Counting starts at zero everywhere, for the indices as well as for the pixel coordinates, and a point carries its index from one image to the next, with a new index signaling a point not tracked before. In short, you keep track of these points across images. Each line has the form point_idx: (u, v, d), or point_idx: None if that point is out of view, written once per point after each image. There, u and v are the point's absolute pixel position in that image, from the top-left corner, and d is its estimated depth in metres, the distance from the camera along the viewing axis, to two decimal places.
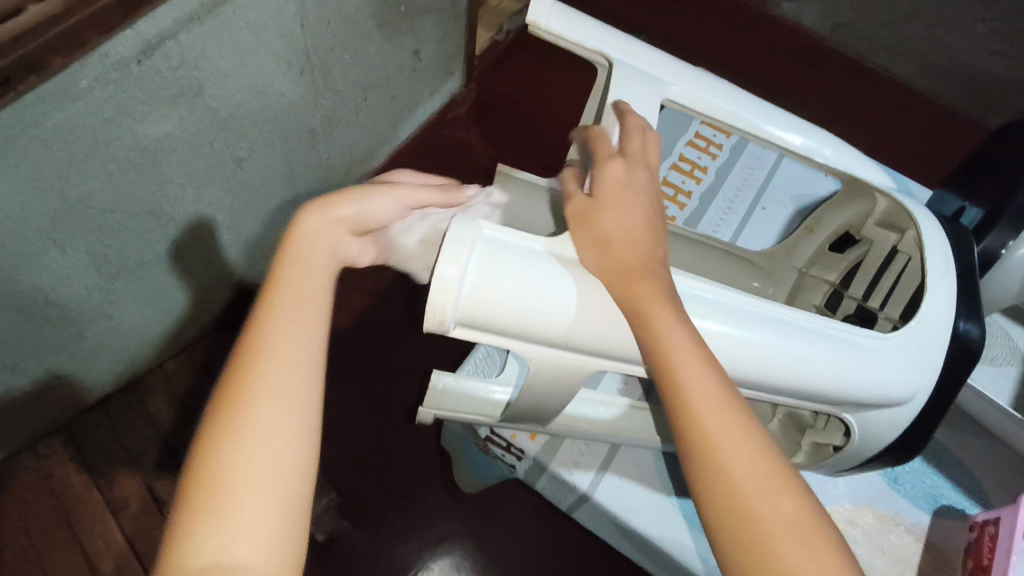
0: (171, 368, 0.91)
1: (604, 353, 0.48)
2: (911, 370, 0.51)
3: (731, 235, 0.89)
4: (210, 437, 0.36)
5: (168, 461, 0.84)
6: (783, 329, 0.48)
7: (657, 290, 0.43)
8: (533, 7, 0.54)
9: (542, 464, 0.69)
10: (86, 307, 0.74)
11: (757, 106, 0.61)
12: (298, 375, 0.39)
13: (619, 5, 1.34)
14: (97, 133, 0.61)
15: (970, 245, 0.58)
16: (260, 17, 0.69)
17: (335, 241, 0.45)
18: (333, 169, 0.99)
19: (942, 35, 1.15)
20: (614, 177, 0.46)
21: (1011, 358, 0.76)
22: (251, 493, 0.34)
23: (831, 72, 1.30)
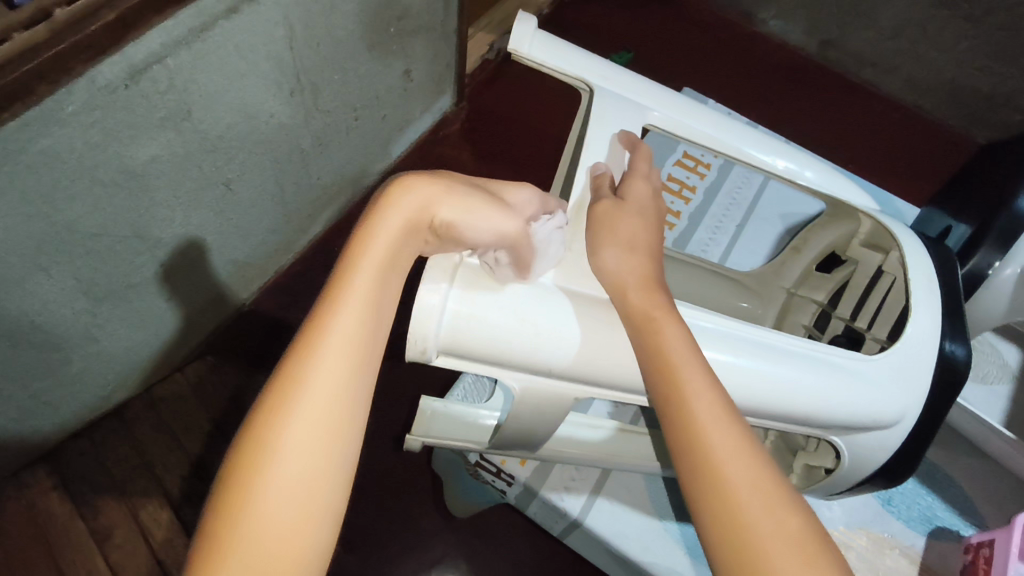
0: (157, 393, 0.89)
1: (592, 382, 0.48)
2: (898, 392, 0.51)
3: (720, 256, 0.89)
4: (245, 448, 0.34)
5: (154, 486, 0.83)
6: (768, 353, 0.48)
7: (661, 306, 0.45)
8: (514, 35, 0.54)
9: (532, 489, 0.68)
10: (73, 331, 0.73)
11: (740, 130, 0.61)
12: (348, 391, 0.36)
13: (608, 23, 1.35)
14: (84, 158, 0.61)
15: (954, 265, 0.58)
16: (249, 41, 0.69)
17: (407, 243, 0.41)
18: (323, 189, 0.99)
19: (927, 51, 1.17)
20: (639, 195, 0.50)
21: (1001, 376, 0.77)
22: (275, 515, 0.32)
23: (821, 89, 1.31)
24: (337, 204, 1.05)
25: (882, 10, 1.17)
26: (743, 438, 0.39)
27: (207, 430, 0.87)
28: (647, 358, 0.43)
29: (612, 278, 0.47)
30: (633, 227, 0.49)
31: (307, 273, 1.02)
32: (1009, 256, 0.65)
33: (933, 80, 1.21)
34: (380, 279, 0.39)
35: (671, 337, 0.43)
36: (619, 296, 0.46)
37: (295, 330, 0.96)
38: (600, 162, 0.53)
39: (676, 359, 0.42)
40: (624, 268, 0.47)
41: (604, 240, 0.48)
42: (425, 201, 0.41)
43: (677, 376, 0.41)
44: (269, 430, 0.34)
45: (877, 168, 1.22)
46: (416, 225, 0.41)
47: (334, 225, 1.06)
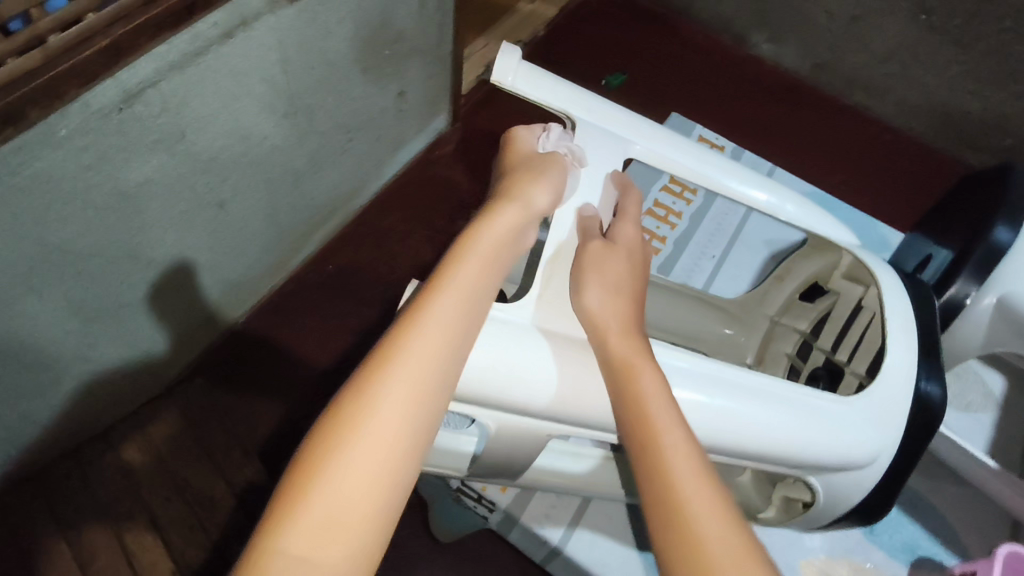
0: (146, 413, 0.88)
1: (568, 420, 0.48)
2: (873, 434, 0.51)
3: (704, 282, 0.90)
4: (330, 420, 0.38)
5: (139, 510, 0.79)
6: (741, 397, 0.48)
7: (640, 353, 0.46)
8: (497, 67, 0.54)
9: (513, 516, 0.68)
10: (63, 351, 0.73)
11: (722, 164, 0.61)
12: (440, 363, 0.40)
13: (602, 45, 1.37)
14: (76, 181, 0.61)
15: (931, 301, 0.59)
16: (243, 65, 0.70)
17: (512, 234, 0.47)
18: (317, 209, 1.00)
19: (917, 75, 1.19)
20: (628, 237, 0.53)
21: (984, 404, 0.78)
22: (354, 481, 0.36)
23: (812, 114, 1.32)
24: (330, 223, 1.06)
25: (871, 35, 1.18)
26: (705, 477, 0.40)
27: (192, 449, 0.85)
28: (620, 405, 0.44)
29: (591, 319, 0.48)
30: (618, 270, 0.50)
31: (299, 292, 1.02)
32: (985, 286, 0.65)
33: (922, 103, 1.22)
34: (482, 268, 0.44)
35: (648, 384, 0.44)
36: (600, 341, 0.47)
37: (283, 350, 0.96)
38: (590, 205, 0.53)
39: (654, 407, 0.43)
40: (604, 309, 0.48)
41: (587, 279, 0.49)
42: (526, 200, 0.48)
43: (650, 422, 0.42)
44: (355, 406, 0.38)
45: (866, 194, 1.23)
46: (521, 226, 0.47)
47: (326, 244, 1.07)
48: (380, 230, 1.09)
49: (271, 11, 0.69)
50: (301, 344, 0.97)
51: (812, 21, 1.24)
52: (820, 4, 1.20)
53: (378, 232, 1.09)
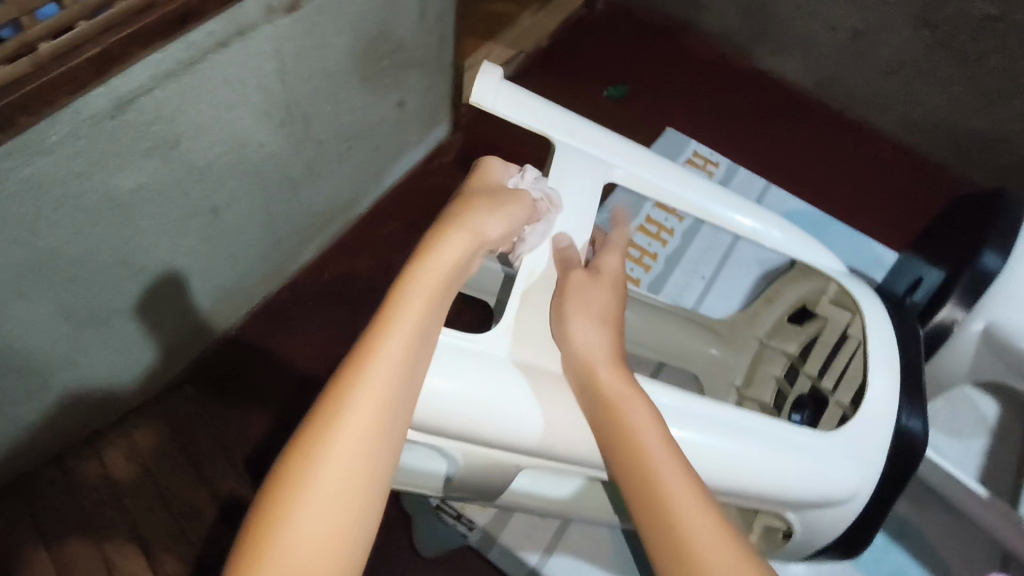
0: (129, 423, 0.87)
1: (539, 453, 0.47)
2: (852, 471, 0.50)
3: (695, 301, 0.89)
4: (281, 476, 0.37)
5: (119, 518, 0.78)
6: (727, 431, 0.48)
7: (625, 385, 0.45)
8: (476, 88, 0.54)
9: (491, 537, 0.69)
10: (53, 356, 0.73)
11: (705, 189, 0.61)
12: (388, 402, 0.40)
13: (605, 57, 1.37)
14: (67, 187, 0.61)
15: (915, 329, 0.59)
16: (238, 73, 0.70)
17: (458, 265, 0.46)
18: (314, 217, 1.00)
19: (921, 91, 1.18)
20: (615, 269, 0.53)
21: (977, 430, 0.81)
22: (306, 536, 0.35)
23: (813, 130, 1.31)
24: (328, 231, 1.06)
25: (874, 51, 1.18)
26: (705, 507, 0.39)
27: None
28: (610, 440, 0.44)
29: (577, 353, 0.47)
30: (604, 303, 0.50)
31: (295, 301, 1.02)
32: (974, 311, 0.63)
33: (926, 120, 1.22)
34: (427, 302, 0.43)
35: (639, 418, 0.43)
36: (587, 372, 0.46)
37: (276, 359, 0.96)
38: (564, 234, 0.53)
39: (648, 439, 0.42)
40: (592, 342, 0.47)
41: (573, 309, 0.48)
42: (474, 227, 0.46)
43: (642, 454, 0.42)
44: (304, 459, 0.37)
45: (867, 210, 1.22)
46: (468, 256, 0.46)
47: (324, 252, 1.07)
48: (378, 239, 1.09)
49: (269, 20, 0.70)
50: (293, 353, 0.97)
51: (816, 36, 1.24)
52: (824, 19, 1.20)
53: (375, 241, 1.09)
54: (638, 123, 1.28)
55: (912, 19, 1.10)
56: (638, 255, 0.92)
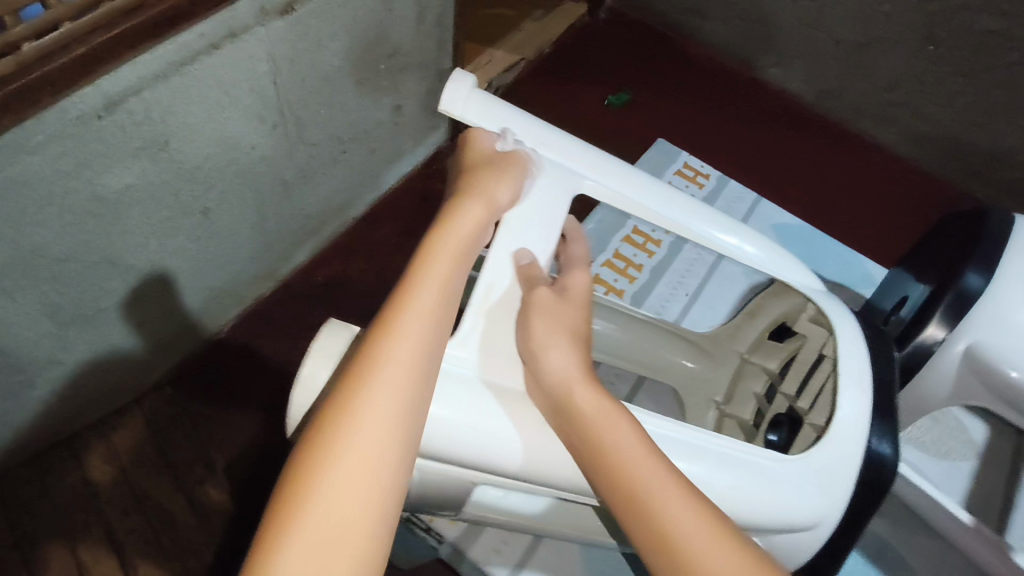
0: (111, 425, 0.87)
1: (492, 470, 0.46)
2: (819, 498, 0.49)
3: (679, 313, 0.89)
4: (315, 438, 0.36)
5: (96, 522, 0.80)
6: (692, 458, 0.47)
7: (602, 406, 0.44)
8: (444, 95, 0.53)
9: (461, 551, 0.69)
10: (39, 353, 0.73)
11: (682, 206, 0.58)
12: (417, 363, 0.39)
13: (606, 65, 1.36)
14: (53, 186, 0.61)
15: (890, 357, 0.58)
16: (230, 75, 0.70)
17: (476, 232, 0.46)
18: (307, 219, 1.00)
19: (925, 105, 1.17)
20: (580, 289, 0.52)
21: (966, 452, 0.82)
22: (348, 492, 0.35)
23: (813, 143, 1.29)
24: (322, 234, 1.06)
25: (878, 64, 1.17)
26: (698, 507, 0.39)
27: (156, 463, 0.85)
28: (586, 462, 0.43)
29: (554, 380, 0.45)
30: (571, 318, 0.48)
31: (285, 303, 1.01)
32: (961, 332, 0.63)
33: (928, 134, 1.20)
34: (450, 268, 0.43)
35: (618, 437, 0.42)
36: (563, 397, 0.44)
37: (263, 359, 0.94)
38: (526, 249, 0.50)
39: (628, 457, 0.41)
40: (566, 365, 0.45)
41: (542, 332, 0.46)
42: (487, 197, 0.47)
43: (624, 475, 0.41)
44: (338, 418, 0.37)
45: (868, 223, 1.20)
46: (483, 224, 0.46)
47: (317, 255, 1.06)
48: (372, 242, 1.08)
49: (262, 23, 0.69)
50: (276, 355, 0.95)
51: (819, 47, 1.23)
52: (827, 31, 1.19)
53: (368, 245, 1.09)
54: (636, 131, 1.27)
55: (917, 32, 1.09)
56: (624, 265, 0.93)
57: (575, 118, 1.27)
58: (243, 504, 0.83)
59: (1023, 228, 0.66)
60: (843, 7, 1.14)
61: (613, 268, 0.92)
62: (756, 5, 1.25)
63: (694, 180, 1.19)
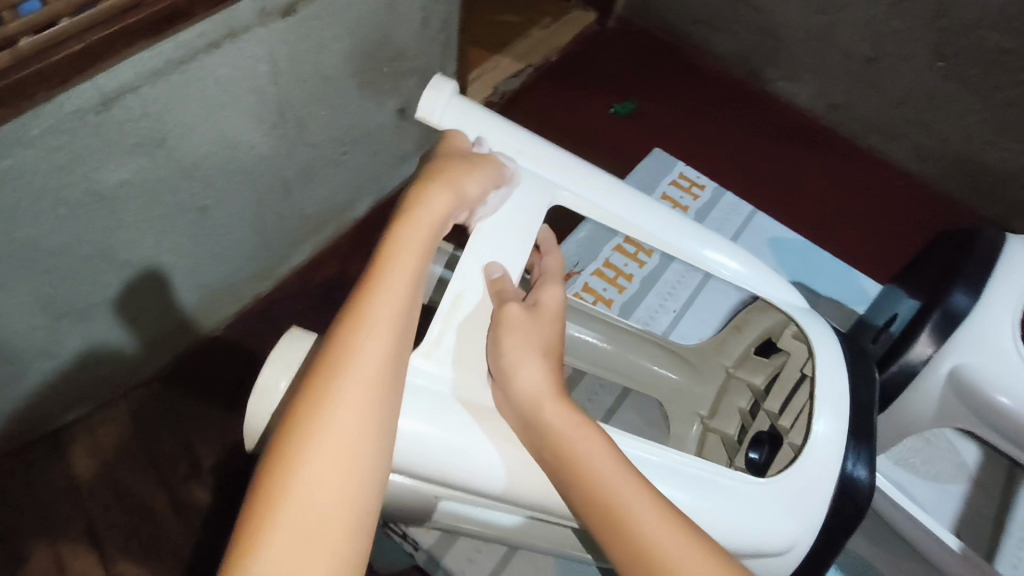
0: (98, 419, 0.87)
1: (453, 485, 0.45)
2: (790, 522, 0.48)
3: (668, 324, 0.89)
4: (283, 443, 0.35)
5: (78, 516, 0.81)
6: (663, 477, 0.46)
7: (572, 421, 0.42)
8: (424, 101, 0.53)
9: (435, 559, 0.67)
10: (32, 345, 0.74)
11: (662, 219, 0.57)
12: (386, 359, 0.38)
13: (612, 73, 1.36)
14: (49, 179, 0.62)
15: (871, 377, 0.57)
16: (230, 75, 0.70)
17: (444, 225, 0.44)
18: (307, 220, 1.00)
19: (934, 121, 1.16)
20: (555, 304, 0.49)
21: (956, 475, 0.81)
22: (320, 497, 0.34)
23: (818, 158, 1.28)
24: (321, 235, 1.06)
25: (888, 78, 1.16)
26: (671, 520, 0.39)
27: (141, 459, 0.85)
28: (557, 474, 0.42)
29: (524, 396, 0.43)
30: (544, 334, 0.46)
31: (282, 302, 1.01)
32: (951, 350, 0.62)
33: (938, 151, 1.19)
34: (418, 263, 0.42)
35: (591, 451, 0.41)
36: (532, 413, 0.43)
37: (257, 359, 0.94)
38: (497, 262, 0.48)
39: (601, 471, 0.40)
40: (536, 380, 0.44)
41: (512, 348, 0.44)
42: (456, 188, 0.45)
43: (596, 487, 0.40)
44: (306, 421, 0.35)
45: (872, 238, 1.19)
46: (450, 215, 0.44)
47: (317, 255, 1.06)
48: (371, 244, 1.08)
49: (262, 23, 0.69)
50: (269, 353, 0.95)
51: (828, 61, 1.22)
52: (837, 44, 1.18)
53: (367, 247, 1.08)
54: (638, 142, 1.26)
55: (927, 48, 1.08)
56: (614, 275, 0.93)
57: (577, 126, 1.26)
58: (229, 503, 0.83)
59: (1014, 245, 0.65)
60: (854, 21, 1.13)
61: (602, 278, 0.92)
62: (767, 17, 1.25)
63: (689, 191, 1.16)
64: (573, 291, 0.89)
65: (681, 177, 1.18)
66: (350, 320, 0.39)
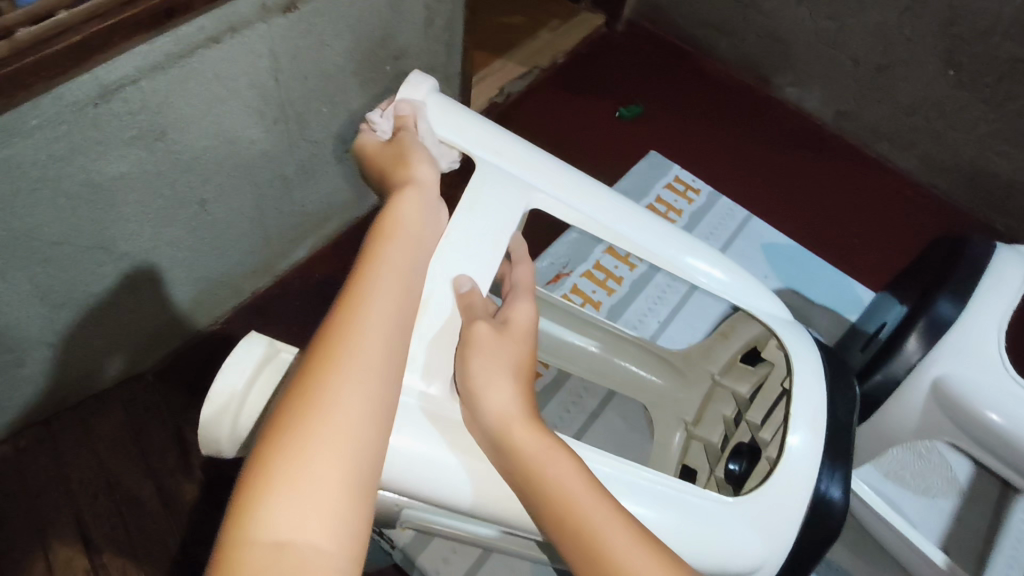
0: (91, 408, 0.88)
1: (411, 494, 0.44)
2: (758, 540, 0.47)
3: (657, 329, 0.89)
4: (284, 415, 0.34)
5: (66, 504, 0.81)
6: (625, 494, 0.45)
7: (542, 443, 0.42)
8: (399, 100, 0.55)
9: (410, 558, 0.68)
10: (28, 334, 0.74)
11: (643, 227, 0.57)
12: (388, 336, 0.38)
13: (617, 75, 1.35)
14: (46, 170, 0.62)
15: (849, 396, 0.57)
16: (230, 70, 0.70)
17: (421, 214, 0.47)
18: (307, 216, 1.00)
19: (943, 130, 1.14)
20: (524, 321, 0.48)
21: (946, 490, 0.80)
22: (334, 448, 0.33)
23: (825, 165, 1.26)
24: (321, 232, 1.06)
25: (898, 86, 1.15)
26: (641, 541, 0.39)
27: (130, 449, 0.86)
28: (528, 497, 0.41)
29: (493, 418, 0.42)
30: (512, 354, 0.46)
31: (280, 297, 1.01)
32: (934, 365, 0.61)
33: (947, 161, 1.18)
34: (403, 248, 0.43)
35: (561, 473, 0.41)
36: (501, 434, 0.42)
37: None
38: (466, 275, 0.47)
39: (573, 494, 0.40)
40: (506, 402, 0.43)
41: (481, 368, 0.43)
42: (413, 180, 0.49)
43: (569, 509, 0.40)
44: (314, 377, 0.35)
45: (877, 246, 1.17)
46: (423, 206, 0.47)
47: (316, 252, 1.07)
48: None
49: (263, 19, 0.69)
50: None
51: (837, 67, 1.21)
52: (847, 51, 1.17)
53: None
54: (640, 145, 1.25)
55: (938, 56, 1.06)
56: (604, 277, 0.92)
57: (579, 128, 1.26)
58: (219, 495, 0.84)
59: (1004, 256, 0.65)
60: (865, 28, 1.12)
61: (592, 279, 0.92)
62: (776, 23, 1.24)
63: (683, 195, 1.16)
64: (561, 292, 0.89)
65: (679, 180, 1.18)
66: (351, 298, 0.39)
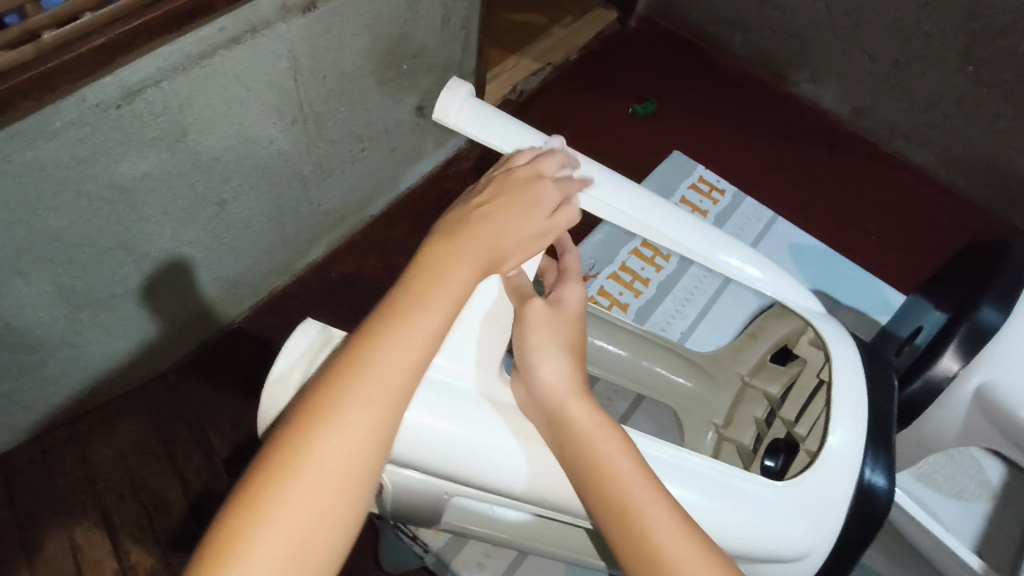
0: (114, 408, 0.88)
1: (459, 479, 0.44)
2: (805, 525, 0.47)
3: (686, 331, 0.88)
4: (267, 466, 0.33)
5: (93, 504, 0.82)
6: (671, 477, 0.45)
7: (593, 418, 0.42)
8: (440, 101, 0.53)
9: (444, 562, 0.67)
10: (50, 335, 0.75)
11: (682, 220, 0.57)
12: (389, 401, 0.36)
13: (633, 72, 1.34)
14: (72, 171, 0.62)
15: (891, 387, 0.56)
16: (249, 71, 0.70)
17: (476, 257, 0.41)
18: (324, 215, 1.00)
19: (964, 127, 1.13)
20: (574, 303, 0.48)
21: (980, 493, 0.80)
22: (284, 534, 0.32)
23: (844, 162, 1.25)
24: (337, 232, 1.06)
25: (916, 81, 1.13)
26: (685, 529, 0.39)
27: (155, 449, 0.86)
28: (576, 472, 0.41)
29: (546, 392, 0.43)
30: (565, 333, 0.45)
31: (299, 296, 1.01)
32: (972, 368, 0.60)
33: (967, 157, 1.16)
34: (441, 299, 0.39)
35: (611, 453, 0.41)
36: (556, 409, 0.42)
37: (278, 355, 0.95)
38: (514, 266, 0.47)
39: (623, 472, 0.40)
40: (560, 377, 0.43)
41: (539, 341, 0.44)
42: (491, 225, 0.43)
43: (614, 484, 0.40)
44: (302, 436, 0.34)
45: (898, 245, 1.16)
46: (481, 252, 0.42)
47: (334, 250, 1.07)
48: (389, 241, 1.08)
49: (283, 19, 0.69)
50: None
51: (853, 63, 1.20)
52: (863, 47, 1.16)
53: (384, 245, 1.08)
54: (658, 143, 1.25)
55: (956, 52, 1.05)
56: (630, 279, 0.93)
57: (596, 126, 1.25)
58: None
59: None
60: (881, 23, 1.11)
61: (619, 281, 0.92)
62: (791, 18, 1.23)
63: (708, 195, 1.15)
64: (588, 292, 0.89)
65: (702, 180, 1.17)
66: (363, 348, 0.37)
